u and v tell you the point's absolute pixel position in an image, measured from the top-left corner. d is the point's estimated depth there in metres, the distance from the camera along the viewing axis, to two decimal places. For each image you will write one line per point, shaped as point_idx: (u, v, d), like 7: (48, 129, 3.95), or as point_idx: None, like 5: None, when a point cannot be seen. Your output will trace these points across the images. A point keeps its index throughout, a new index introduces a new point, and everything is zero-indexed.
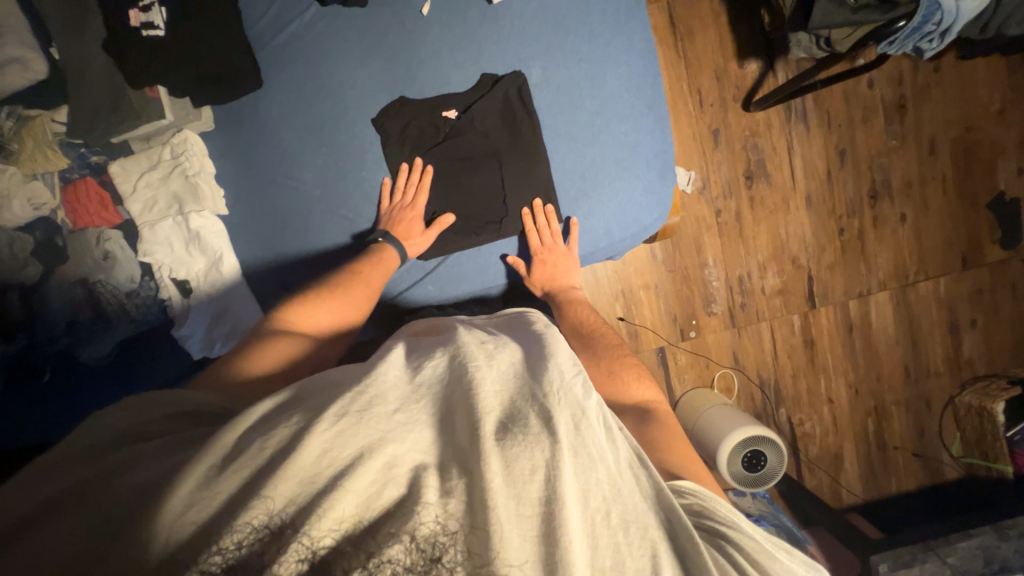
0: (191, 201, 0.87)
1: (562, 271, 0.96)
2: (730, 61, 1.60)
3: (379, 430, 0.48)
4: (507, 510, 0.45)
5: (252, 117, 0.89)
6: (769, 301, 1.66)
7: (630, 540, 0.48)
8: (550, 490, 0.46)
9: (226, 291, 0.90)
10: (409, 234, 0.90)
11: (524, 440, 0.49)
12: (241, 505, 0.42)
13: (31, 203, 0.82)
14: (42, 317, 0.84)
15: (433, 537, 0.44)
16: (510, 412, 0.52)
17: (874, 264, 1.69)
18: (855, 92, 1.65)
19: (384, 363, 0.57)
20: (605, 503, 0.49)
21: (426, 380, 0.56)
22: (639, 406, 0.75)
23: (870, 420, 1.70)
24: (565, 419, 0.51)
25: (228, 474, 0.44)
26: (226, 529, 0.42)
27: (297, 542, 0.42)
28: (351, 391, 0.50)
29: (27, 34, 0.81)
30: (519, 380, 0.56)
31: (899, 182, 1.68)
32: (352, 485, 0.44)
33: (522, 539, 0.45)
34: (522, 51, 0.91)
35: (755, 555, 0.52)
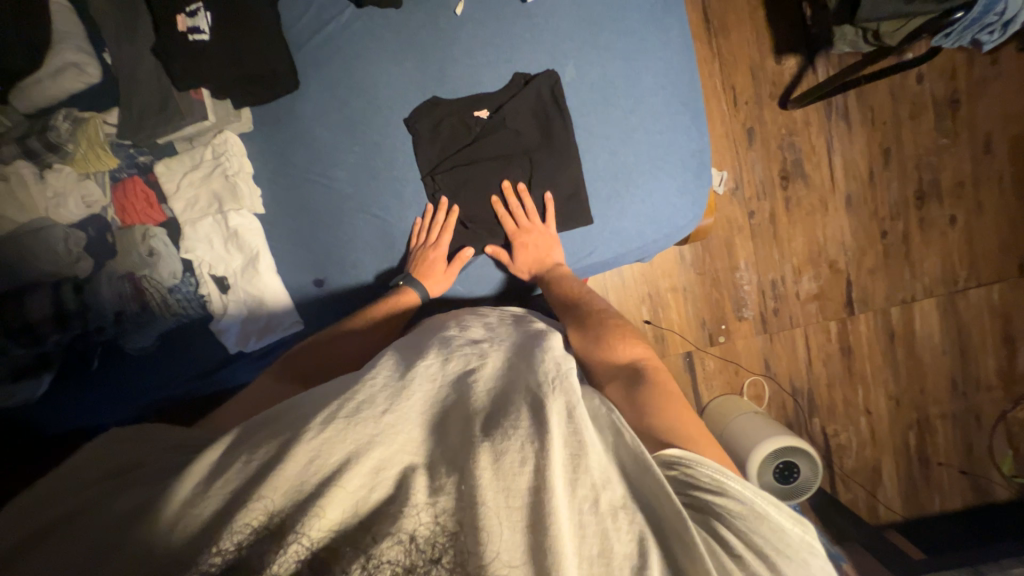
0: (230, 200, 0.89)
1: (545, 253, 0.92)
2: (767, 56, 1.54)
3: (367, 433, 0.47)
4: (495, 505, 0.44)
5: (289, 117, 0.91)
6: (804, 307, 1.59)
7: (618, 526, 0.46)
8: (538, 479, 0.46)
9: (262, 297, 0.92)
10: (431, 276, 0.90)
11: (511, 435, 0.49)
12: (237, 509, 0.43)
13: (85, 201, 0.86)
14: (94, 308, 0.86)
15: (432, 537, 0.44)
16: (499, 409, 0.53)
17: (920, 270, 1.59)
18: (902, 88, 1.56)
19: (374, 368, 0.58)
20: (593, 491, 0.48)
21: (417, 378, 0.56)
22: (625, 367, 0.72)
23: (912, 434, 1.61)
24: (558, 407, 0.52)
25: (217, 487, 0.45)
26: (224, 531, 0.42)
27: (296, 541, 0.42)
28: (338, 401, 0.51)
29: (83, 39, 0.86)
30: (510, 381, 0.57)
31: (949, 183, 1.58)
32: (343, 485, 0.44)
33: (511, 530, 0.44)
34: (555, 49, 0.90)
35: (743, 525, 0.49)
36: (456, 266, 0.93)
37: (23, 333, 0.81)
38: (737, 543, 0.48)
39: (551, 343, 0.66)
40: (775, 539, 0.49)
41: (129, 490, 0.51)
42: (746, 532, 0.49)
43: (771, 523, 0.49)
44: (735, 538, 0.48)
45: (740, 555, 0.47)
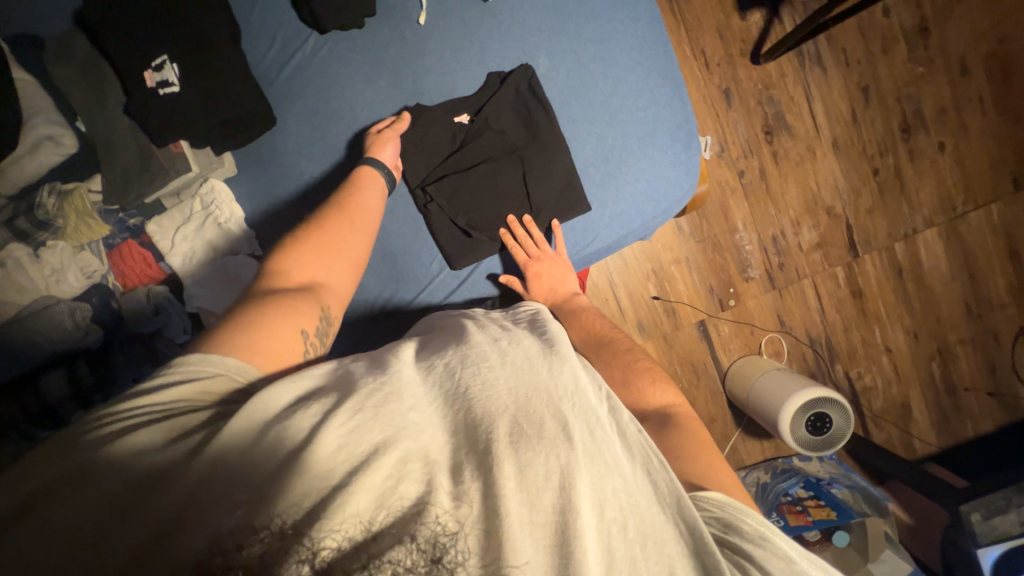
0: (226, 247, 0.88)
1: (563, 275, 0.91)
2: (731, 15, 1.54)
3: (393, 427, 0.47)
4: (519, 517, 0.44)
5: (272, 153, 0.90)
6: (808, 257, 1.59)
7: (648, 556, 0.47)
8: (565, 499, 0.46)
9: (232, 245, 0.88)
10: (382, 144, 0.85)
11: (540, 444, 0.48)
12: (257, 508, 0.41)
13: (84, 272, 0.84)
14: (110, 379, 0.82)
15: (433, 537, 0.41)
16: (525, 411, 0.51)
17: (917, 200, 1.59)
18: (870, 24, 1.56)
19: (398, 360, 0.58)
20: (622, 515, 0.48)
21: (437, 377, 0.55)
22: (657, 416, 0.71)
23: (935, 364, 1.61)
24: (582, 429, 0.52)
25: (246, 484, 0.43)
26: (240, 525, 0.40)
27: (300, 544, 0.38)
28: (364, 389, 0.50)
29: (54, 111, 0.84)
30: (534, 380, 0.55)
31: (932, 110, 1.58)
32: (367, 478, 0.43)
33: (534, 547, 0.43)
34: (525, 43, 0.90)
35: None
36: (398, 126, 0.87)
37: (44, 415, 0.79)
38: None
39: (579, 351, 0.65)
40: None
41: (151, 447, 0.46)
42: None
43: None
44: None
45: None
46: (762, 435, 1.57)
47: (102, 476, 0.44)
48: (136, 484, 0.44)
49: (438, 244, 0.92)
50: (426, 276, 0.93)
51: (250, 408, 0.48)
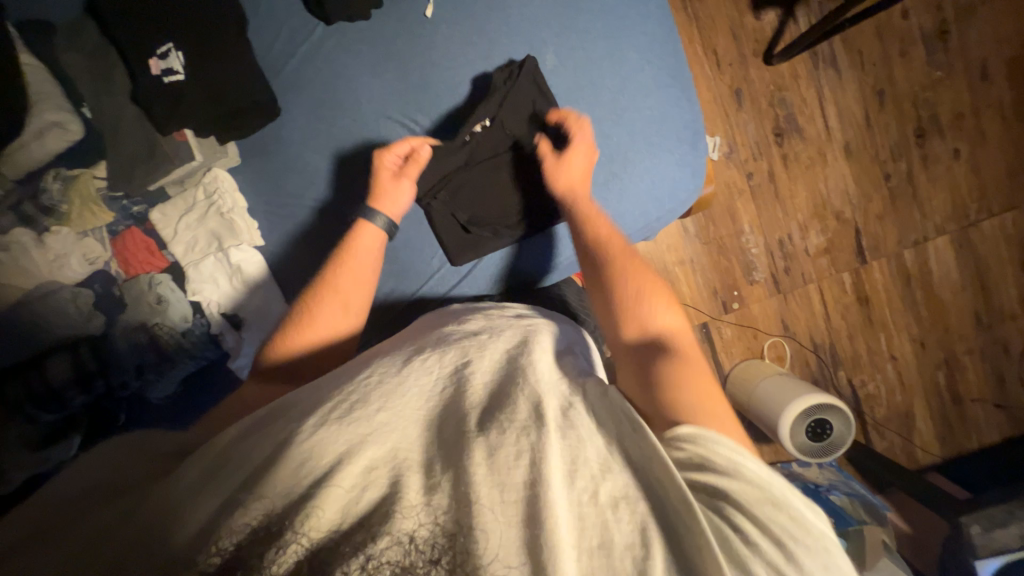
0: (228, 236, 0.87)
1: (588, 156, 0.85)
2: (745, 14, 1.51)
3: (359, 433, 0.49)
4: (489, 498, 0.45)
5: (277, 144, 0.90)
6: (815, 261, 1.57)
7: (619, 516, 0.44)
8: (534, 473, 0.46)
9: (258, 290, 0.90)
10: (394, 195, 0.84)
11: (509, 427, 0.50)
12: (234, 506, 0.44)
13: (87, 258, 0.84)
14: (113, 364, 0.83)
15: (431, 538, 0.44)
16: (497, 403, 0.53)
17: (929, 207, 1.56)
18: (888, 25, 1.53)
19: (370, 364, 0.59)
20: (593, 483, 0.46)
21: (413, 372, 0.57)
22: (655, 344, 0.64)
23: (940, 373, 1.59)
24: (554, 404, 0.52)
25: (212, 490, 0.46)
26: (222, 530, 0.43)
27: (295, 542, 0.42)
28: (330, 402, 0.52)
29: (61, 98, 0.84)
30: (508, 372, 0.57)
31: (949, 115, 1.55)
32: (336, 485, 0.45)
33: (505, 525, 0.44)
34: (534, 37, 0.89)
35: (760, 515, 0.44)
36: (412, 173, 0.85)
37: (47, 399, 0.80)
38: (753, 533, 0.43)
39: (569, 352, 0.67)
40: (797, 530, 0.44)
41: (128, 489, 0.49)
42: (762, 520, 0.44)
43: (791, 514, 0.44)
44: (750, 528, 0.44)
45: (756, 544, 0.43)
46: (761, 440, 1.56)
47: (86, 514, 0.46)
48: (112, 514, 0.46)
49: (439, 240, 0.91)
50: (426, 271, 0.93)
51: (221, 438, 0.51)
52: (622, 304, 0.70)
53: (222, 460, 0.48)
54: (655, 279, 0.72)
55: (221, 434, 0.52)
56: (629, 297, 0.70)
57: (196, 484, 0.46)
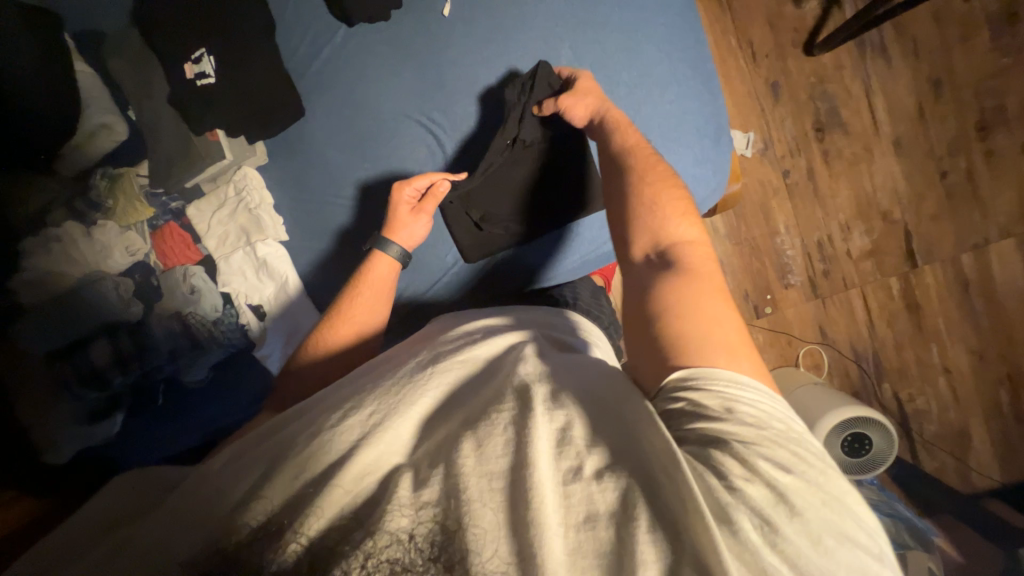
0: (256, 232, 0.93)
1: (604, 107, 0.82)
2: (784, 3, 1.44)
3: (352, 438, 0.49)
4: (478, 487, 0.45)
5: (301, 144, 0.94)
6: (858, 265, 1.47)
7: (603, 486, 0.44)
8: (519, 457, 0.46)
9: (291, 303, 0.94)
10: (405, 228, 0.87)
11: (496, 419, 0.50)
12: (242, 509, 0.46)
13: (129, 250, 0.90)
14: (149, 348, 0.89)
15: (428, 535, 0.44)
16: (488, 397, 0.53)
17: (992, 208, 1.43)
18: (947, 10, 1.41)
19: (368, 373, 0.61)
20: (578, 460, 0.46)
21: (405, 373, 0.58)
22: (665, 261, 0.61)
23: (1002, 390, 1.45)
24: (542, 390, 0.52)
25: (219, 501, 0.48)
26: (231, 529, 0.45)
27: (294, 541, 0.43)
28: (328, 410, 0.54)
29: (109, 102, 0.92)
30: (500, 370, 0.58)
31: (1018, 106, 1.41)
32: (333, 485, 0.46)
33: (495, 511, 0.44)
34: (550, 33, 0.88)
35: (748, 455, 0.43)
36: (428, 207, 0.87)
37: (91, 377, 0.86)
38: (742, 477, 0.42)
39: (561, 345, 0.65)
40: (792, 469, 0.43)
41: (147, 508, 0.53)
42: (751, 460, 0.43)
43: (782, 453, 0.44)
44: (740, 472, 0.42)
45: (743, 489, 0.42)
46: None
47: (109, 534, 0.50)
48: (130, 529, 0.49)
49: (453, 238, 0.92)
50: (440, 267, 0.95)
51: (226, 456, 0.55)
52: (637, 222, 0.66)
53: (228, 471, 0.51)
54: (676, 191, 0.68)
55: (227, 453, 0.56)
56: (643, 216, 0.66)
57: (203, 496, 0.49)
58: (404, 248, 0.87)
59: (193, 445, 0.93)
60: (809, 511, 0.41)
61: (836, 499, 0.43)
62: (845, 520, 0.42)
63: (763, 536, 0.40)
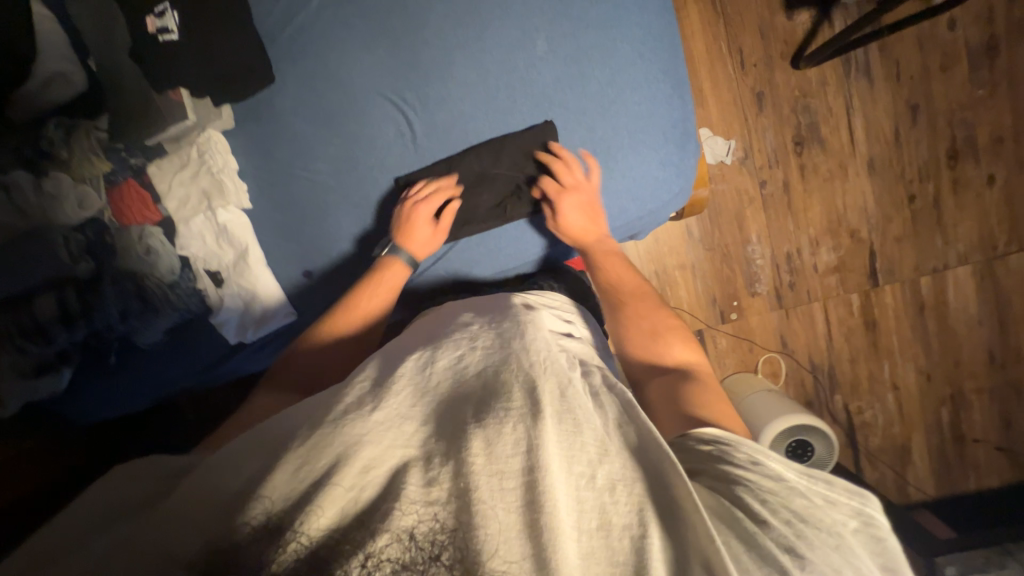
0: (217, 196, 0.91)
1: (593, 210, 0.91)
2: (777, 14, 1.45)
3: (355, 434, 0.48)
4: (489, 488, 0.46)
5: (269, 111, 0.92)
6: (823, 280, 1.51)
7: (616, 499, 0.47)
8: (532, 460, 0.47)
9: (256, 284, 0.95)
10: (414, 236, 0.90)
11: (506, 417, 0.50)
12: (239, 508, 0.45)
13: (81, 204, 0.87)
14: (97, 307, 0.87)
15: (431, 534, 0.44)
16: (492, 393, 0.54)
17: (954, 235, 1.48)
18: (931, 36, 1.43)
19: (367, 366, 0.60)
20: (590, 467, 0.49)
21: (407, 370, 0.57)
22: (673, 370, 0.75)
23: (945, 410, 1.52)
24: (550, 390, 0.54)
25: (217, 493, 0.47)
26: (234, 520, 0.44)
27: (294, 541, 0.42)
28: (329, 404, 0.53)
29: (67, 48, 0.88)
30: (503, 365, 0.58)
31: (988, 139, 1.45)
32: (336, 484, 0.45)
33: (506, 512, 0.45)
34: (527, 22, 0.88)
35: (772, 495, 0.49)
36: (443, 227, 0.92)
37: (34, 332, 0.84)
38: (764, 512, 0.48)
39: (558, 330, 0.72)
40: (808, 515, 0.48)
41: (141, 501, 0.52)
42: (772, 500, 0.49)
43: (803, 500, 0.50)
44: (762, 508, 0.48)
45: (767, 521, 0.47)
46: None
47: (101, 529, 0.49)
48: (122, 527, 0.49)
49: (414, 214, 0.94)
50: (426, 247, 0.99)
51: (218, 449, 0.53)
52: (647, 338, 0.81)
53: (225, 461, 0.50)
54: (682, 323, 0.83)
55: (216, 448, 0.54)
56: (657, 328, 0.82)
57: (205, 491, 0.47)
58: (414, 255, 0.91)
59: (151, 400, 1.02)
60: (829, 550, 0.46)
61: (852, 547, 0.47)
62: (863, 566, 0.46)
63: (790, 563, 0.44)
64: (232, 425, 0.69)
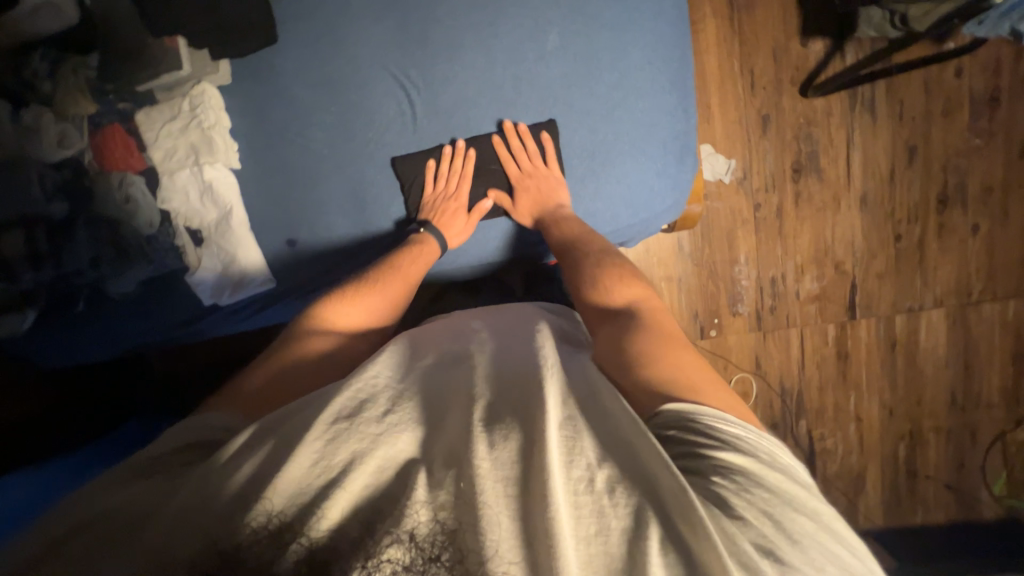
0: (205, 152, 0.89)
1: (549, 193, 0.92)
2: (792, 39, 1.45)
3: (370, 434, 0.50)
4: (494, 492, 0.45)
5: (267, 70, 0.89)
6: (803, 307, 1.54)
7: (616, 502, 0.45)
8: (535, 465, 0.46)
9: (236, 245, 0.93)
10: (449, 224, 0.94)
11: (512, 426, 0.51)
12: (246, 507, 0.45)
13: (61, 142, 0.84)
14: (67, 250, 0.85)
15: (431, 535, 0.43)
16: (499, 403, 0.54)
17: (932, 278, 1.52)
18: (937, 81, 1.45)
19: (374, 362, 0.61)
20: (590, 471, 0.47)
21: (418, 381, 0.59)
22: (620, 313, 0.73)
23: (902, 445, 1.57)
24: (555, 394, 0.53)
25: (225, 492, 0.47)
26: (244, 516, 0.45)
27: (297, 543, 0.43)
28: (340, 398, 0.53)
29: None
30: (510, 374, 0.59)
31: (977, 189, 1.49)
32: (346, 486, 0.45)
33: (510, 518, 0.44)
34: (541, 14, 0.87)
35: (744, 484, 0.48)
36: (473, 221, 0.96)
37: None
38: (739, 505, 0.46)
39: (566, 338, 0.71)
40: (778, 491, 0.48)
41: (145, 490, 0.51)
42: (745, 481, 0.48)
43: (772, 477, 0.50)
44: (737, 501, 0.47)
45: (744, 514, 0.46)
46: None
47: (100, 522, 0.48)
48: (126, 521, 0.47)
49: (404, 195, 0.94)
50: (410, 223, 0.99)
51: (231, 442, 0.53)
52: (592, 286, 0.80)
53: (239, 456, 0.51)
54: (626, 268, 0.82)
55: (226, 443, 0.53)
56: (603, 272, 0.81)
57: (215, 488, 0.48)
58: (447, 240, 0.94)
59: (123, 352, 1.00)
60: (804, 526, 0.46)
61: (822, 522, 0.48)
62: (834, 541, 0.47)
63: (768, 566, 0.43)
64: (240, 398, 0.65)
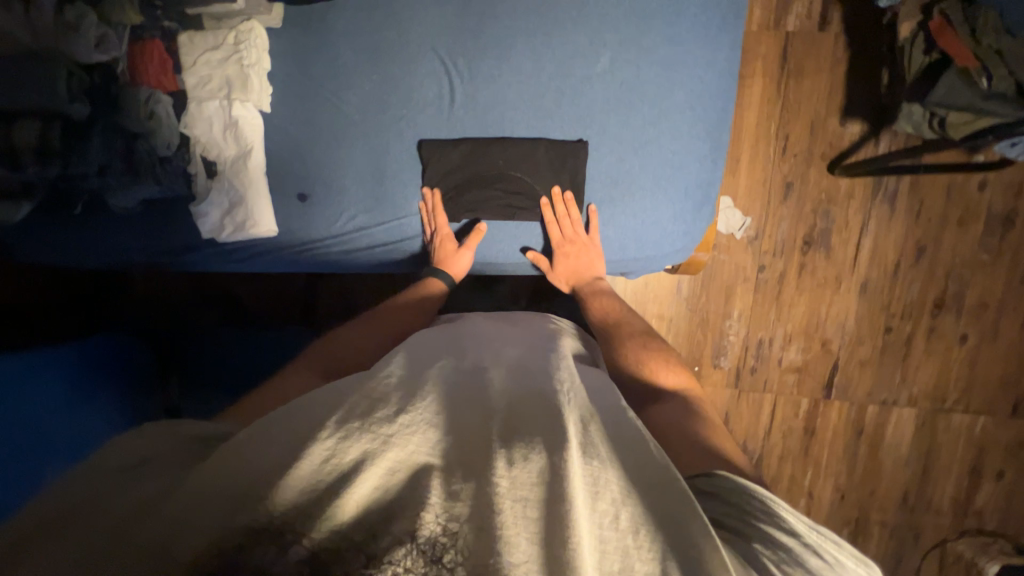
0: (239, 90, 0.88)
1: (589, 266, 0.95)
2: (832, 115, 1.47)
3: (383, 434, 0.47)
4: (512, 513, 0.44)
5: (319, 24, 0.89)
6: (782, 375, 1.56)
7: (639, 543, 0.44)
8: (556, 491, 0.45)
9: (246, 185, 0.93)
10: (451, 261, 0.95)
11: (532, 446, 0.49)
12: (252, 497, 0.43)
13: (99, 42, 0.79)
14: (79, 152, 0.82)
15: (433, 536, 0.43)
16: (517, 422, 0.53)
17: (912, 376, 1.54)
18: (960, 190, 1.48)
19: (388, 365, 0.61)
20: (613, 506, 0.46)
21: (434, 385, 0.57)
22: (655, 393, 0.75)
23: (845, 531, 1.59)
24: (574, 419, 0.53)
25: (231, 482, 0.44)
26: (251, 506, 0.43)
27: (298, 541, 0.41)
28: (348, 402, 0.52)
29: None
30: (529, 393, 0.57)
31: (973, 302, 1.51)
32: (356, 486, 0.43)
33: (529, 541, 0.43)
34: (597, 34, 0.87)
35: (784, 556, 0.47)
36: (472, 245, 0.96)
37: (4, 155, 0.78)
38: None
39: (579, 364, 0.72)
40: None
41: (146, 481, 0.47)
42: (785, 556, 0.47)
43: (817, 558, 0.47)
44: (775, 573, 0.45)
45: None
46: None
47: (94, 518, 0.43)
48: (122, 514, 0.43)
49: (422, 178, 0.94)
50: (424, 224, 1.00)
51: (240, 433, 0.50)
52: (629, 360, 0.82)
53: (251, 440, 0.48)
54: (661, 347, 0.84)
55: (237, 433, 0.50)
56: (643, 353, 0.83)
57: (223, 477, 0.44)
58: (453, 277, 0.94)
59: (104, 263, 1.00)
60: None
61: None
62: None
63: None
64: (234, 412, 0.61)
